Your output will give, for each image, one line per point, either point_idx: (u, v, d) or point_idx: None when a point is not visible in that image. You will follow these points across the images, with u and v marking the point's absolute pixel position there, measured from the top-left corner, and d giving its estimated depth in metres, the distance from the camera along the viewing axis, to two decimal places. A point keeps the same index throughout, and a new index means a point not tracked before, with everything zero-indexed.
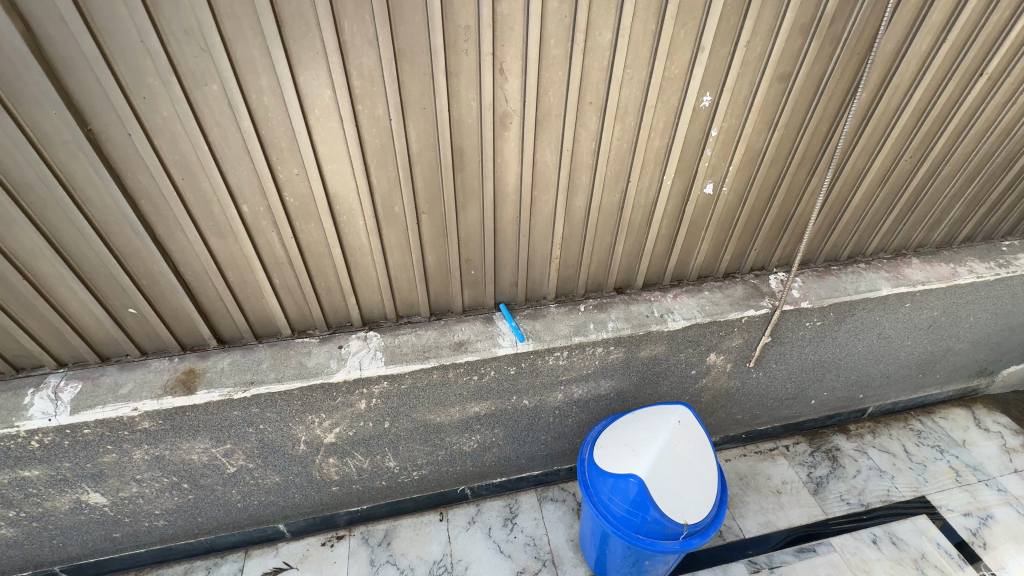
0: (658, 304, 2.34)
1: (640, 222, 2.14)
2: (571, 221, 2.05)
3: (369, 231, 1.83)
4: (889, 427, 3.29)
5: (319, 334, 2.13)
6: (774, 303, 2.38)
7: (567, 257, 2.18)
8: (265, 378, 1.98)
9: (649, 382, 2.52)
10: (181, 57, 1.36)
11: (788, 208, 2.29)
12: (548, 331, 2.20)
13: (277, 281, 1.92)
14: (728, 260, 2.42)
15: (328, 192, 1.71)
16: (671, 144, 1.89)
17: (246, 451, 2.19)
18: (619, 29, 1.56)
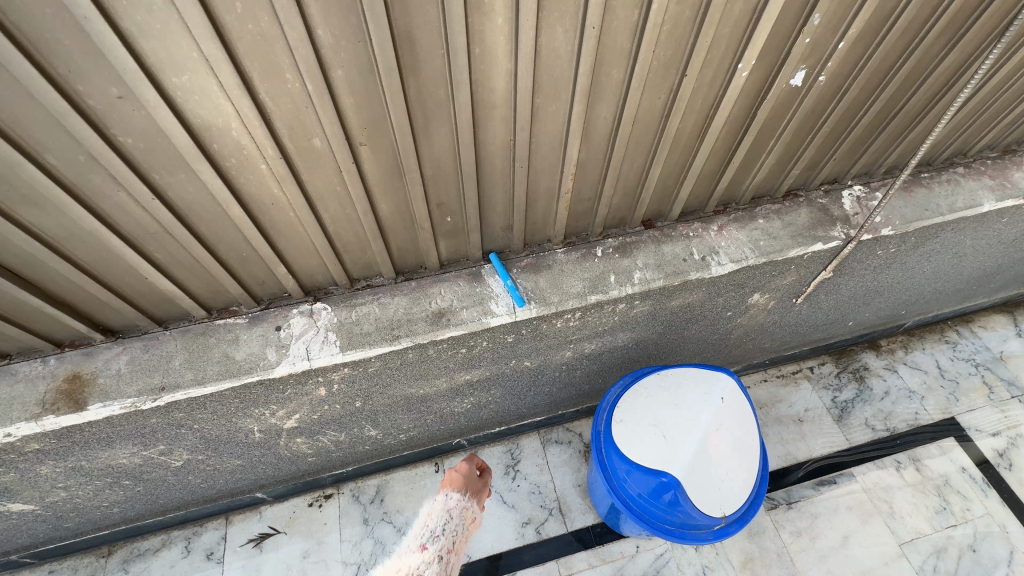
0: (698, 242, 1.77)
1: (688, 135, 1.46)
2: (590, 139, 1.38)
3: (280, 180, 1.17)
4: (923, 341, 2.98)
5: (247, 313, 1.57)
6: (848, 232, 1.82)
7: (581, 189, 1.54)
8: (181, 381, 1.48)
9: (675, 329, 2.08)
10: None
11: (897, 99, 1.59)
12: (555, 289, 1.66)
13: (159, 256, 1.30)
14: (795, 175, 1.78)
15: (191, 124, 1.01)
16: (759, 9, 1.15)
17: (188, 447, 1.79)
18: None
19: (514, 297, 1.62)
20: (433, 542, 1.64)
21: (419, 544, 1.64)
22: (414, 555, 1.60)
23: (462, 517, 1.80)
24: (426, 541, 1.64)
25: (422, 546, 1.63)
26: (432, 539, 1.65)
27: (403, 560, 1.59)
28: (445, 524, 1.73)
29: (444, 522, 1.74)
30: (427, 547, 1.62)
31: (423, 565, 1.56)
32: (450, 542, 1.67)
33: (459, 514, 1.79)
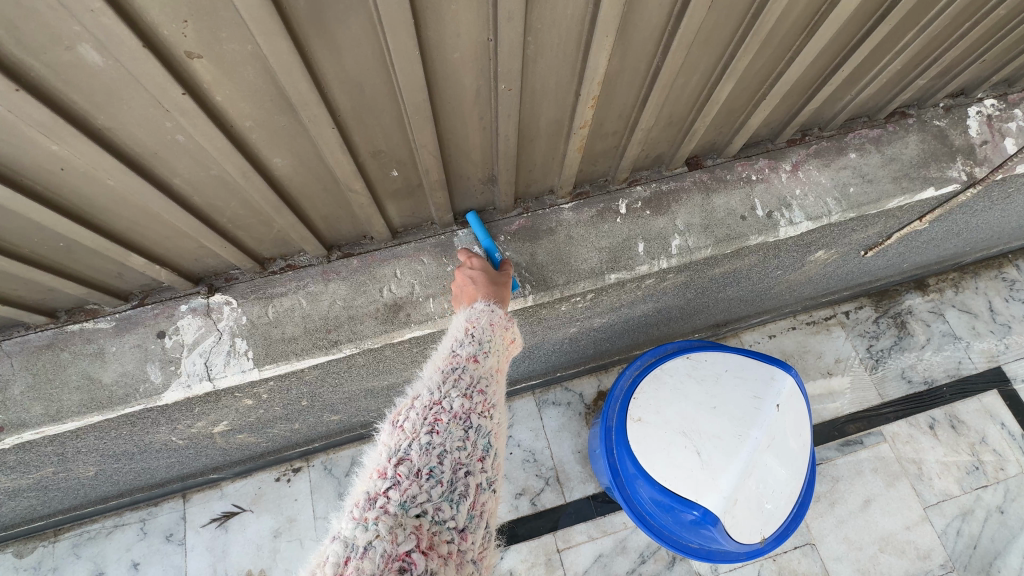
0: (764, 189, 1.23)
1: (790, 24, 0.87)
2: (629, 35, 0.79)
3: (47, 130, 0.61)
4: (978, 279, 2.58)
5: (113, 314, 1.08)
6: (971, 170, 1.29)
7: (604, 119, 0.98)
8: (27, 417, 1.05)
9: (709, 293, 1.62)
10: None
11: None
12: (559, 266, 1.16)
13: None
14: (917, 85, 1.20)
15: None
16: None
17: (90, 462, 1.40)
18: None
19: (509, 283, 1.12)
20: (491, 354, 0.91)
21: (469, 353, 0.89)
22: (466, 373, 0.85)
23: (507, 334, 0.98)
24: (478, 348, 0.90)
25: (474, 358, 0.88)
26: (489, 351, 0.91)
27: (446, 372, 0.84)
28: (496, 343, 0.94)
29: (494, 333, 0.94)
30: (484, 357, 0.89)
31: (485, 385, 0.86)
32: (502, 357, 0.95)
33: (507, 331, 0.98)
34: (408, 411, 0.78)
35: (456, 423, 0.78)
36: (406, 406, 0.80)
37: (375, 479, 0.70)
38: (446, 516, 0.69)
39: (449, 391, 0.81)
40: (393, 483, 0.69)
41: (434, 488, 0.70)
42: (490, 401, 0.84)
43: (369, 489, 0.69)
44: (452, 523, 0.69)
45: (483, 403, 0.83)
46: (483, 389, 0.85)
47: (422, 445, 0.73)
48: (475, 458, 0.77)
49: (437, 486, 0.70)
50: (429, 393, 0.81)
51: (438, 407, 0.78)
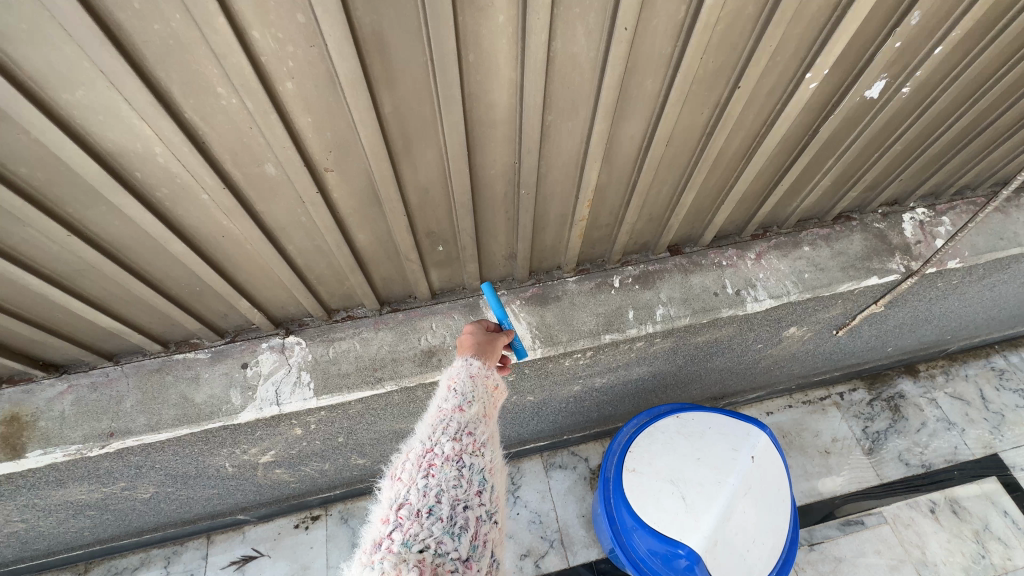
0: (732, 273, 1.52)
1: (733, 154, 1.21)
2: (614, 159, 1.12)
3: (228, 212, 0.95)
4: (966, 367, 2.74)
5: (210, 346, 1.37)
6: (909, 264, 1.56)
7: (598, 214, 1.30)
8: (132, 426, 1.30)
9: (698, 361, 1.85)
10: None
11: (986, 114, 1.31)
12: (565, 326, 1.43)
13: (94, 292, 1.09)
14: (851, 196, 1.52)
15: (102, 147, 0.79)
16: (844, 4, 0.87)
17: (153, 482, 1.62)
18: None
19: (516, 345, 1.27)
20: (476, 400, 1.02)
21: (455, 403, 1.00)
22: (453, 420, 0.96)
23: (491, 381, 1.08)
24: (463, 396, 1.01)
25: (460, 406, 1.00)
26: (474, 397, 1.02)
27: (435, 424, 0.96)
28: (481, 391, 1.05)
29: (478, 382, 1.06)
30: (469, 403, 1.00)
31: (473, 427, 0.96)
32: (490, 401, 1.06)
33: (491, 377, 1.08)
34: (405, 463, 0.90)
35: (449, 464, 0.89)
36: (403, 460, 0.92)
37: (381, 526, 0.81)
38: (447, 547, 0.79)
39: (440, 438, 0.93)
40: (396, 526, 0.80)
41: (434, 524, 0.80)
42: (480, 441, 0.95)
43: (377, 535, 0.80)
44: (455, 553, 0.79)
45: (473, 443, 0.94)
46: (471, 431, 0.95)
47: (419, 490, 0.85)
48: (471, 492, 0.87)
49: (436, 522, 0.81)
50: (422, 444, 0.93)
51: (430, 455, 0.90)
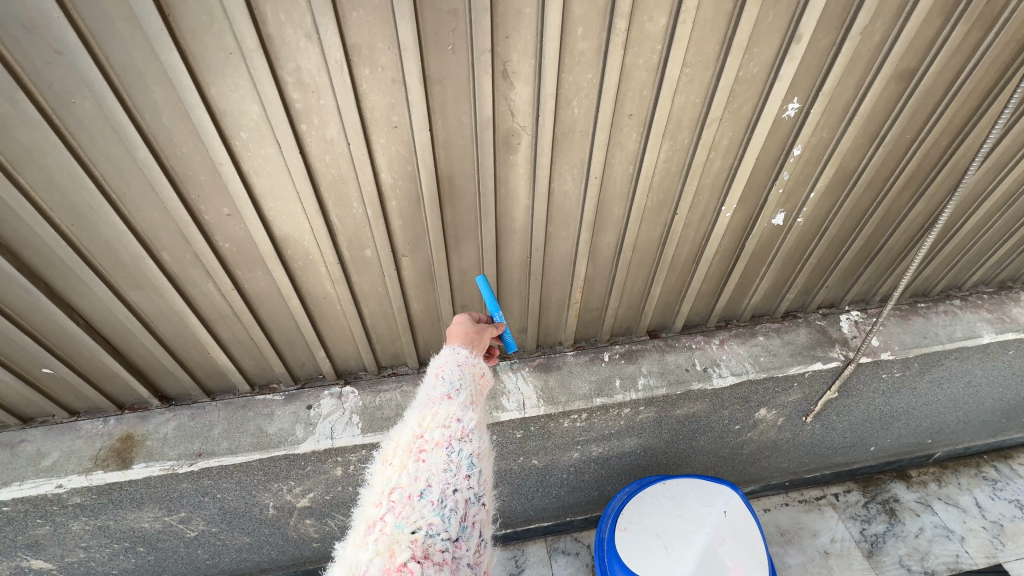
0: (700, 354, 1.89)
1: (685, 259, 1.67)
2: (597, 258, 1.60)
3: (334, 279, 1.42)
4: (958, 475, 2.85)
5: (284, 390, 1.76)
6: (847, 354, 1.91)
7: (589, 300, 1.74)
8: (216, 449, 1.63)
9: (683, 438, 2.11)
10: (28, 66, 0.91)
11: (877, 239, 1.78)
12: (564, 390, 1.79)
13: (224, 335, 1.54)
14: (791, 298, 1.94)
15: (275, 234, 1.29)
16: (736, 167, 1.40)
17: (206, 517, 1.87)
18: (678, 11, 1.04)
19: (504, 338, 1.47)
20: (461, 390, 1.16)
21: (442, 394, 1.14)
22: (441, 410, 1.09)
23: (474, 372, 1.23)
24: (450, 389, 1.15)
25: (447, 397, 1.13)
26: (459, 388, 1.16)
27: (425, 415, 1.09)
28: (466, 381, 1.19)
29: (463, 374, 1.20)
30: (455, 395, 1.14)
31: (459, 416, 1.09)
32: (474, 390, 1.20)
33: (474, 365, 1.26)
34: (399, 450, 1.03)
35: (438, 451, 1.01)
36: (397, 449, 1.05)
37: (378, 509, 0.93)
38: (437, 526, 0.90)
39: (430, 429, 1.06)
40: (391, 510, 0.92)
41: (424, 507, 0.92)
42: (466, 428, 1.07)
43: (375, 518, 0.92)
44: (444, 532, 0.89)
45: (460, 431, 1.07)
46: (457, 420, 1.08)
47: (411, 476, 0.97)
48: (460, 476, 0.99)
49: (426, 505, 0.92)
50: (414, 433, 1.06)
51: (421, 443, 1.03)
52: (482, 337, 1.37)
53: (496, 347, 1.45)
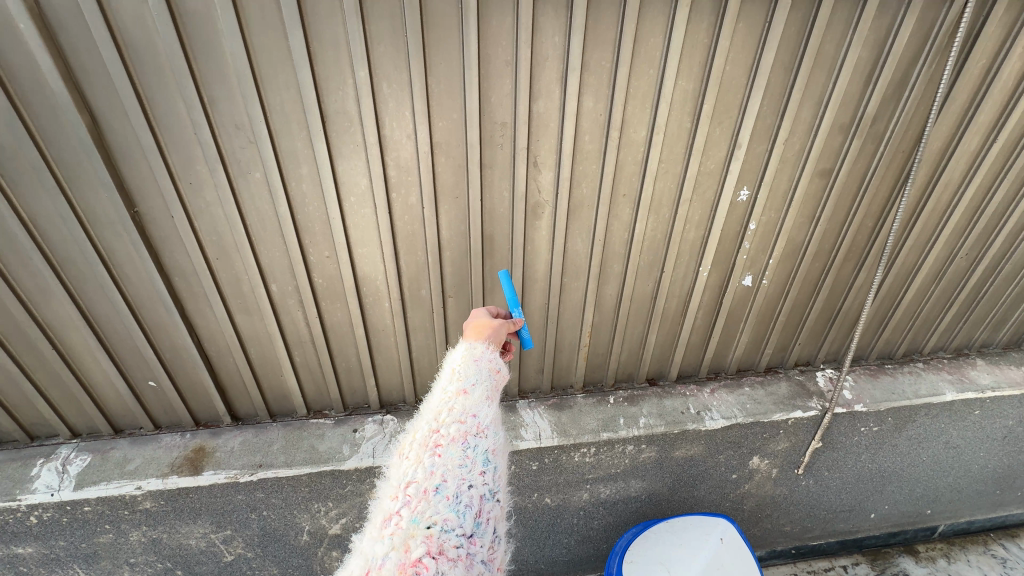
0: (694, 399, 2.17)
1: (674, 312, 2.05)
2: (602, 308, 1.97)
3: (394, 313, 1.80)
4: (966, 551, 2.87)
5: (335, 416, 2.04)
6: (824, 404, 2.18)
7: (596, 345, 2.08)
8: (274, 462, 1.88)
9: (685, 485, 2.29)
10: (229, 149, 1.40)
11: (834, 302, 2.15)
12: (575, 424, 2.05)
13: (298, 359, 1.88)
14: (770, 353, 2.26)
15: (356, 274, 1.70)
16: (707, 236, 1.83)
17: (246, 539, 2.05)
18: (653, 127, 1.55)
19: (520, 335, 1.60)
20: (476, 387, 1.28)
21: (458, 393, 1.25)
22: (457, 407, 1.21)
23: (489, 371, 1.35)
24: (465, 386, 1.27)
25: (462, 393, 1.25)
26: (474, 385, 1.28)
27: (442, 411, 1.20)
28: (480, 378, 1.31)
29: (478, 374, 1.32)
30: (471, 391, 1.26)
31: (473, 412, 1.21)
32: (488, 386, 1.31)
33: (490, 361, 1.37)
34: (416, 445, 1.13)
35: (453, 447, 1.12)
36: (414, 444, 1.15)
37: (395, 501, 1.02)
38: (452, 521, 0.99)
39: (446, 424, 1.17)
40: (407, 503, 1.01)
41: (439, 501, 1.01)
42: (479, 424, 1.19)
43: (392, 509, 1.01)
44: (457, 526, 0.99)
45: (474, 427, 1.18)
46: (471, 421, 1.19)
47: (427, 471, 1.06)
48: (474, 471, 1.09)
49: (442, 500, 1.01)
50: (431, 430, 1.16)
51: (437, 438, 1.13)
52: (498, 332, 1.49)
53: (512, 343, 1.58)
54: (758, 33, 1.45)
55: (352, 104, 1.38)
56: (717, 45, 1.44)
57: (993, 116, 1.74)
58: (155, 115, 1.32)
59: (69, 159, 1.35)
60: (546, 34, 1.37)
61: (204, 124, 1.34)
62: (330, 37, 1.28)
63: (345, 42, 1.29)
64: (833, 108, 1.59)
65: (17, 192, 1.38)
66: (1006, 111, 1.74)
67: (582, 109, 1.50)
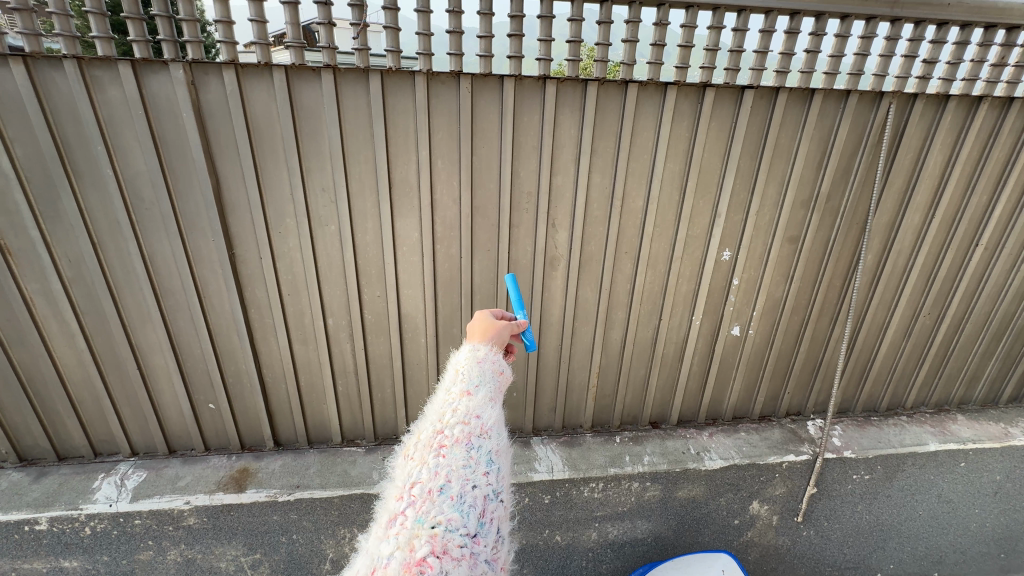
0: (694, 441, 2.36)
1: (672, 357, 2.31)
2: (609, 351, 2.24)
3: (429, 347, 2.08)
4: None
5: (366, 444, 2.25)
6: (815, 449, 2.35)
7: (603, 386, 2.33)
8: (310, 483, 2.02)
9: (690, 529, 2.38)
10: (315, 207, 1.79)
11: (816, 354, 2.41)
12: (584, 460, 2.22)
13: (340, 388, 2.14)
14: (762, 401, 2.49)
15: (400, 312, 2.01)
16: (697, 289, 2.15)
17: (272, 565, 2.14)
18: (649, 198, 1.93)
19: (524, 337, 1.41)
20: (481, 388, 1.04)
21: (463, 389, 1.04)
22: (461, 406, 0.99)
23: (495, 370, 1.13)
24: (470, 385, 1.05)
25: (467, 393, 1.03)
26: (479, 385, 1.05)
27: (445, 410, 0.99)
28: (486, 378, 1.09)
29: (484, 370, 1.10)
30: (475, 391, 1.03)
31: (479, 411, 0.99)
32: (494, 389, 1.08)
33: (494, 363, 1.14)
34: (417, 444, 0.93)
35: (458, 446, 0.91)
36: (415, 442, 0.95)
37: (397, 503, 0.84)
38: (457, 523, 0.80)
39: (449, 423, 0.95)
40: (410, 504, 0.82)
41: (444, 502, 0.82)
42: (487, 423, 0.97)
43: (393, 512, 0.82)
44: (464, 529, 0.80)
45: (481, 427, 0.96)
46: (477, 416, 0.98)
47: (430, 470, 0.87)
48: (480, 472, 0.89)
49: (446, 501, 0.83)
50: (433, 427, 0.95)
51: (441, 437, 0.93)
52: (501, 335, 1.27)
53: (514, 346, 1.36)
54: (728, 130, 1.88)
55: (413, 175, 1.79)
56: (696, 138, 1.86)
57: (929, 196, 2.12)
58: (263, 179, 1.72)
59: (191, 210, 1.73)
60: (564, 128, 1.80)
61: (299, 187, 1.73)
62: (403, 126, 1.71)
63: (412, 130, 1.72)
64: (792, 188, 1.98)
65: (145, 234, 1.75)
66: (938, 193, 2.12)
67: (591, 184, 1.90)
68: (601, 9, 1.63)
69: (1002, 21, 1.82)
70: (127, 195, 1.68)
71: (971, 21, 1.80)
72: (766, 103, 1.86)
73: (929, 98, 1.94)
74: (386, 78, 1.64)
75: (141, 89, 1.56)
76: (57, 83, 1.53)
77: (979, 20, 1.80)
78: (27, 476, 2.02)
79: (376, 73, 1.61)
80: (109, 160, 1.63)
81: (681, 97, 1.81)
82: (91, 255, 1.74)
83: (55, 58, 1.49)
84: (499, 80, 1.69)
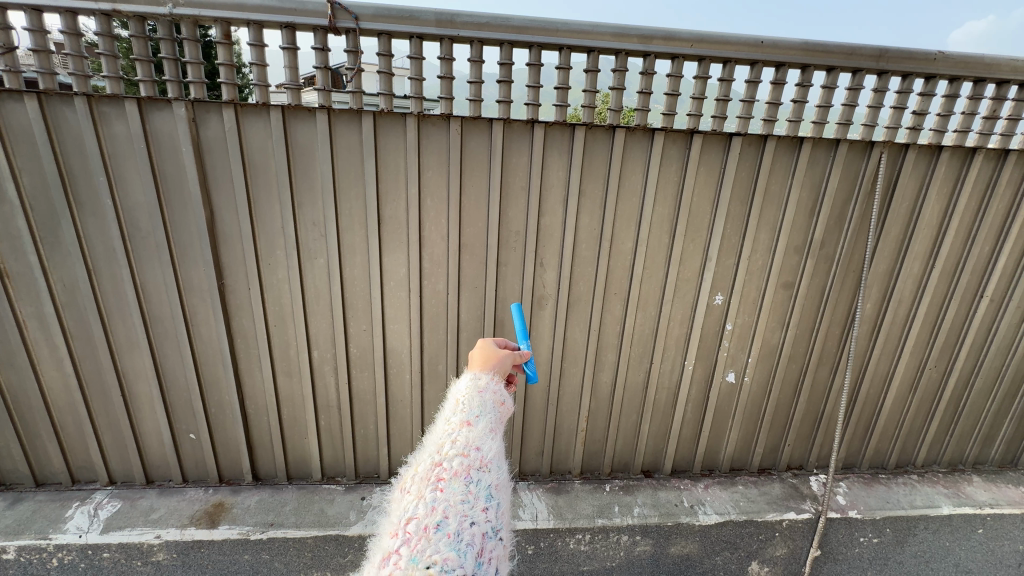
0: (687, 493, 2.25)
1: (665, 403, 2.24)
2: (598, 395, 2.18)
3: (413, 384, 2.05)
4: None
5: (346, 483, 2.18)
6: (818, 508, 2.21)
7: (593, 430, 2.25)
8: (285, 522, 1.95)
9: None
10: (305, 240, 1.82)
11: (817, 406, 2.32)
12: (570, 509, 2.11)
13: (322, 423, 2.10)
14: (761, 453, 2.38)
15: (385, 347, 2.00)
16: (690, 332, 2.11)
17: None
18: (638, 240, 1.93)
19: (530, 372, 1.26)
20: (482, 417, 0.95)
21: (462, 420, 0.94)
22: (460, 436, 0.90)
23: (499, 399, 1.04)
24: (469, 415, 0.95)
25: (466, 424, 0.94)
26: (480, 415, 0.96)
27: (443, 440, 0.90)
28: (487, 408, 0.98)
29: (486, 400, 1.00)
30: (475, 421, 0.95)
31: (479, 444, 0.90)
32: (495, 421, 0.98)
33: (496, 392, 1.03)
34: (413, 478, 0.84)
35: (456, 480, 0.82)
36: (412, 474, 0.85)
37: (390, 542, 0.74)
38: (454, 563, 0.70)
39: (447, 455, 0.87)
40: (405, 542, 0.72)
41: (441, 540, 0.73)
42: (487, 456, 0.88)
43: (386, 551, 0.72)
44: (461, 569, 0.70)
45: (480, 460, 0.88)
46: (478, 448, 0.89)
47: (426, 505, 0.78)
48: (479, 508, 0.80)
49: (444, 539, 0.73)
50: (431, 459, 0.86)
51: (439, 470, 0.84)
52: (504, 365, 1.14)
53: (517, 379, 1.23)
54: (717, 175, 1.89)
55: (403, 212, 1.82)
56: (685, 182, 1.87)
57: (928, 245, 2.08)
58: (255, 211, 1.76)
59: (185, 240, 1.77)
60: (552, 169, 1.82)
61: (290, 219, 1.77)
62: (393, 166, 1.76)
63: (402, 169, 1.76)
64: (785, 234, 1.97)
65: (139, 262, 1.78)
66: (937, 241, 2.07)
67: (579, 225, 1.90)
68: (589, 58, 1.69)
69: (990, 75, 1.83)
70: (125, 224, 1.74)
71: (959, 75, 1.81)
72: (755, 150, 1.87)
73: (921, 149, 1.94)
74: (379, 119, 1.69)
75: (145, 124, 1.63)
76: (66, 118, 1.61)
77: (968, 74, 1.82)
78: (2, 502, 1.99)
79: (368, 115, 1.67)
80: (110, 191, 1.69)
81: (668, 143, 1.83)
82: (86, 281, 1.78)
83: (68, 95, 1.58)
84: (488, 123, 1.74)
